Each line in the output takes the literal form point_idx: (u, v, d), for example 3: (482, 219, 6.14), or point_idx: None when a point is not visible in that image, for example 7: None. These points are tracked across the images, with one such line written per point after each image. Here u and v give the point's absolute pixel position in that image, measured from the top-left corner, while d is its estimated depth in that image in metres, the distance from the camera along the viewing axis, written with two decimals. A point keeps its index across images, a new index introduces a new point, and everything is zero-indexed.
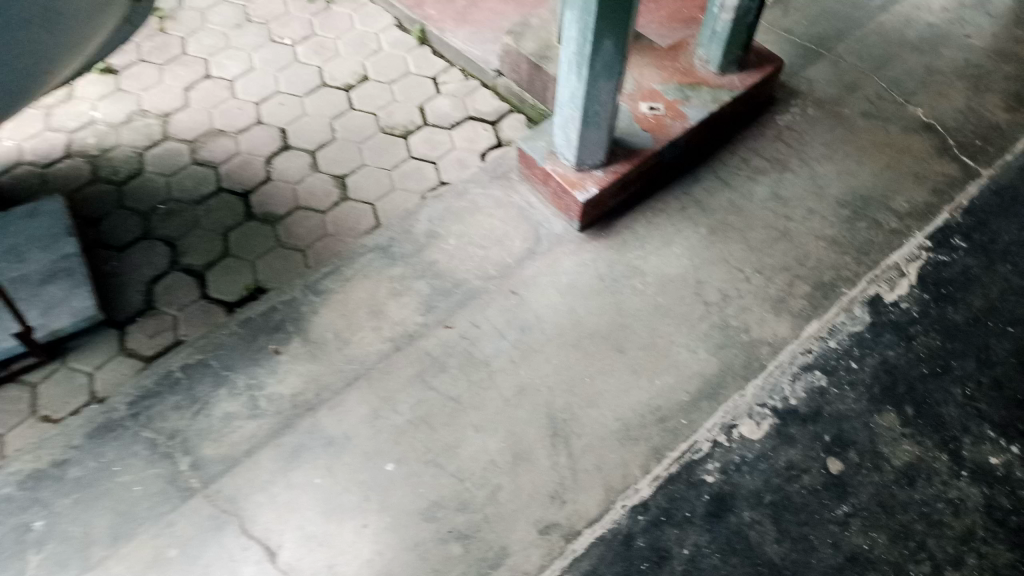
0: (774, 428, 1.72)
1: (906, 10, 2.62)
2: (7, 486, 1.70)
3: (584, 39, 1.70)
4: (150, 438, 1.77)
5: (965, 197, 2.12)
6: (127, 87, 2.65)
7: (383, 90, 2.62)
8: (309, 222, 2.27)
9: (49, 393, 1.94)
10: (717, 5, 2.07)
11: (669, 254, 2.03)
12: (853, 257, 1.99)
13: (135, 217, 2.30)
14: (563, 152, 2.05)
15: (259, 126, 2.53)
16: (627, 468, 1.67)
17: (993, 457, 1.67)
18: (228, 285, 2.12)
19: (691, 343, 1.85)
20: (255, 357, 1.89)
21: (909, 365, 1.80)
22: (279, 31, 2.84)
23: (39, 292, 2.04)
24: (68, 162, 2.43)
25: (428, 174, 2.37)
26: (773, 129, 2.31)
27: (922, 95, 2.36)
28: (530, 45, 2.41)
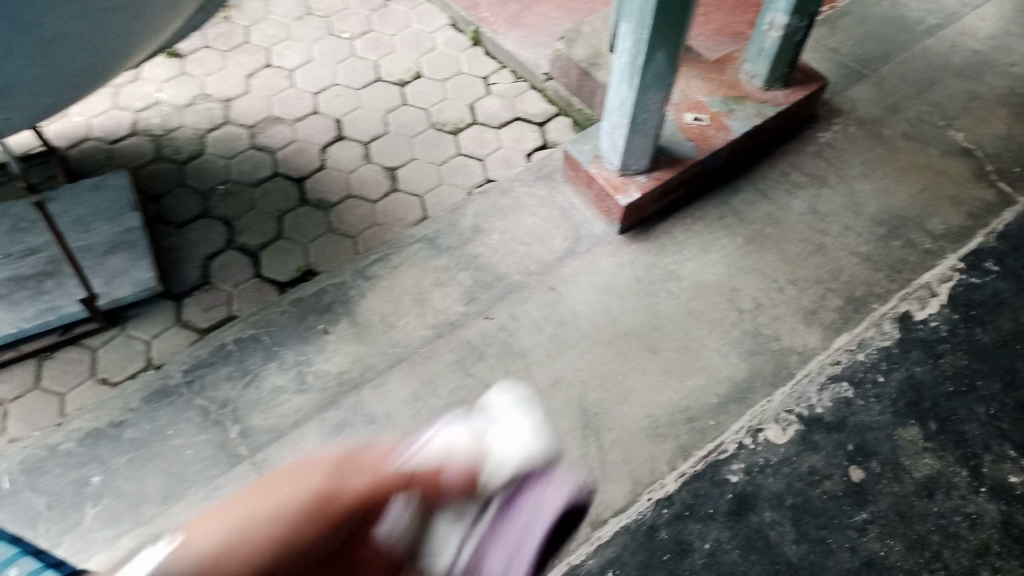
0: (799, 435, 1.77)
1: (952, 35, 2.66)
2: (68, 442, 1.81)
3: (638, 50, 1.78)
4: (203, 406, 1.87)
5: (1000, 222, 2.15)
6: (191, 71, 2.78)
7: (435, 87, 2.71)
8: (360, 210, 2.36)
9: (108, 358, 2.04)
10: (767, 23, 2.14)
11: (706, 261, 2.10)
12: (885, 274, 2.05)
13: (195, 196, 2.41)
14: (609, 157, 2.12)
15: (316, 116, 2.63)
16: (654, 463, 1.74)
17: (1013, 476, 1.71)
18: (281, 266, 2.22)
19: (722, 348, 1.92)
20: (304, 335, 1.99)
21: (935, 382, 1.85)
22: (339, 25, 2.94)
23: (103, 262, 2.14)
24: (133, 140, 2.56)
25: (475, 170, 2.46)
26: (814, 145, 2.37)
27: (963, 120, 2.40)
28: (581, 52, 2.49)
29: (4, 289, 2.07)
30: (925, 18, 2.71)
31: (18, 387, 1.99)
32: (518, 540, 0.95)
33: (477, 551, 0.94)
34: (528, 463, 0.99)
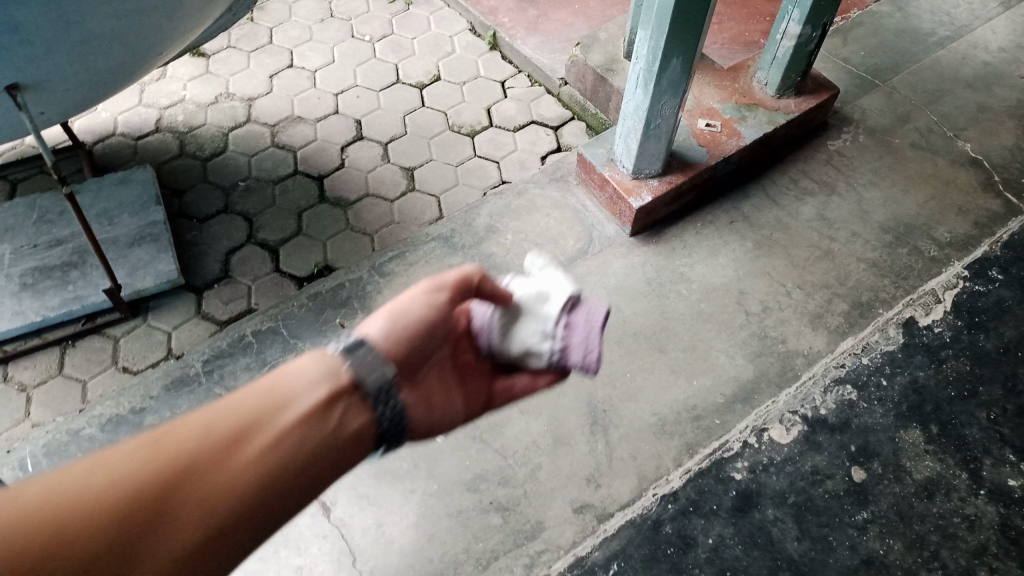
0: (803, 435, 1.81)
1: (963, 48, 2.69)
2: (90, 427, 1.86)
3: (654, 57, 1.83)
4: (221, 394, 1.91)
5: (1006, 232, 2.19)
6: (216, 70, 2.84)
7: (453, 90, 2.77)
8: (377, 209, 2.42)
9: (130, 347, 2.09)
10: (780, 32, 2.18)
11: (715, 264, 2.14)
12: (891, 280, 2.08)
13: (217, 192, 2.47)
14: (622, 161, 2.17)
15: (336, 116, 2.69)
16: (660, 459, 1.78)
17: (1012, 479, 1.75)
18: (300, 261, 2.28)
19: (729, 349, 1.96)
20: (322, 329, 2.04)
21: (937, 387, 1.89)
22: (360, 28, 3.01)
23: (127, 254, 2.20)
24: (158, 136, 2.62)
25: (490, 172, 2.51)
26: (824, 153, 2.41)
27: (972, 131, 2.44)
28: (597, 57, 2.54)
29: (31, 279, 2.13)
30: (936, 30, 2.75)
31: (41, 373, 2.05)
32: (585, 331, 1.32)
33: (561, 348, 1.31)
34: (572, 289, 1.33)
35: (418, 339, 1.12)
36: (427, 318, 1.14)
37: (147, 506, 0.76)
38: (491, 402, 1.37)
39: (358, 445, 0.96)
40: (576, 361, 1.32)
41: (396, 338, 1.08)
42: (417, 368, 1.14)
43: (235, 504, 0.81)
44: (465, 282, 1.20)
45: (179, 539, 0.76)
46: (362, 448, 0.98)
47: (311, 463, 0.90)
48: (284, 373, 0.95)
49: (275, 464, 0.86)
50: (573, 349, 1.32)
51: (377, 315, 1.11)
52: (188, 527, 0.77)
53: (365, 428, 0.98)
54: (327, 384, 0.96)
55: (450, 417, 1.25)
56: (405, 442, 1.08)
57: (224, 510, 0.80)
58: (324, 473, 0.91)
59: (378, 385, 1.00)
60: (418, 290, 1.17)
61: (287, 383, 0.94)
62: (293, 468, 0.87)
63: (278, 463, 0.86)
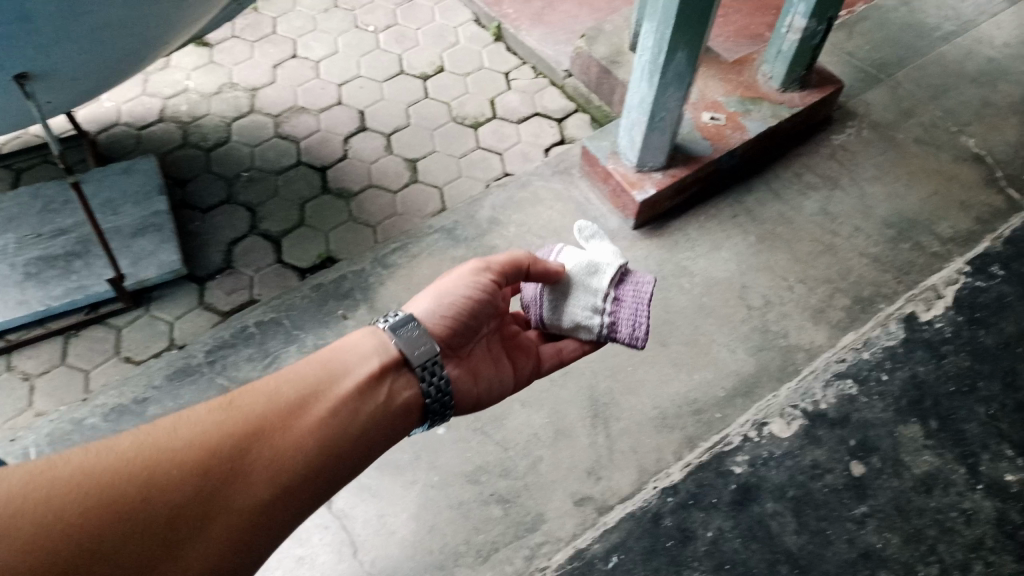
0: (803, 429, 1.82)
1: (968, 42, 2.68)
2: (94, 416, 1.86)
3: (660, 49, 1.83)
4: (224, 385, 1.92)
5: (1008, 227, 2.19)
6: (219, 60, 2.84)
7: (457, 81, 2.77)
8: (380, 200, 2.42)
9: (133, 337, 2.10)
10: (785, 25, 2.18)
11: (717, 258, 2.14)
12: (893, 275, 2.09)
13: (221, 182, 2.48)
14: (626, 154, 2.16)
15: (340, 106, 2.69)
16: (661, 453, 1.79)
17: (1010, 475, 1.75)
18: (303, 252, 2.29)
19: (731, 343, 1.97)
20: (324, 320, 2.05)
21: (937, 382, 1.89)
22: (364, 18, 3.00)
23: (130, 244, 2.21)
24: (162, 126, 2.63)
25: (493, 164, 2.51)
26: (828, 147, 2.41)
27: (976, 126, 2.44)
28: (601, 50, 2.53)
29: (35, 268, 2.14)
30: (942, 24, 2.74)
31: (46, 362, 2.06)
32: (633, 303, 1.54)
33: (610, 322, 1.53)
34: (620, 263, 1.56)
35: (463, 313, 1.37)
36: (471, 299, 1.38)
37: (233, 458, 1.03)
38: (542, 364, 1.59)
39: (401, 413, 1.23)
40: (624, 336, 1.53)
41: (441, 315, 1.36)
42: (463, 345, 1.42)
43: (306, 457, 1.09)
44: (514, 265, 1.44)
45: (261, 479, 1.04)
46: (407, 415, 1.24)
47: (360, 427, 1.17)
48: (346, 349, 1.25)
49: (332, 426, 1.14)
50: (621, 324, 1.52)
51: (430, 292, 1.39)
52: (267, 473, 1.05)
53: (412, 401, 1.25)
54: (376, 362, 1.23)
55: (500, 381, 1.49)
56: (449, 415, 1.34)
57: (293, 460, 1.08)
58: (371, 436, 1.19)
59: (423, 358, 1.25)
60: (467, 269, 1.41)
61: (346, 360, 1.22)
62: (345, 430, 1.15)
63: (329, 427, 1.13)
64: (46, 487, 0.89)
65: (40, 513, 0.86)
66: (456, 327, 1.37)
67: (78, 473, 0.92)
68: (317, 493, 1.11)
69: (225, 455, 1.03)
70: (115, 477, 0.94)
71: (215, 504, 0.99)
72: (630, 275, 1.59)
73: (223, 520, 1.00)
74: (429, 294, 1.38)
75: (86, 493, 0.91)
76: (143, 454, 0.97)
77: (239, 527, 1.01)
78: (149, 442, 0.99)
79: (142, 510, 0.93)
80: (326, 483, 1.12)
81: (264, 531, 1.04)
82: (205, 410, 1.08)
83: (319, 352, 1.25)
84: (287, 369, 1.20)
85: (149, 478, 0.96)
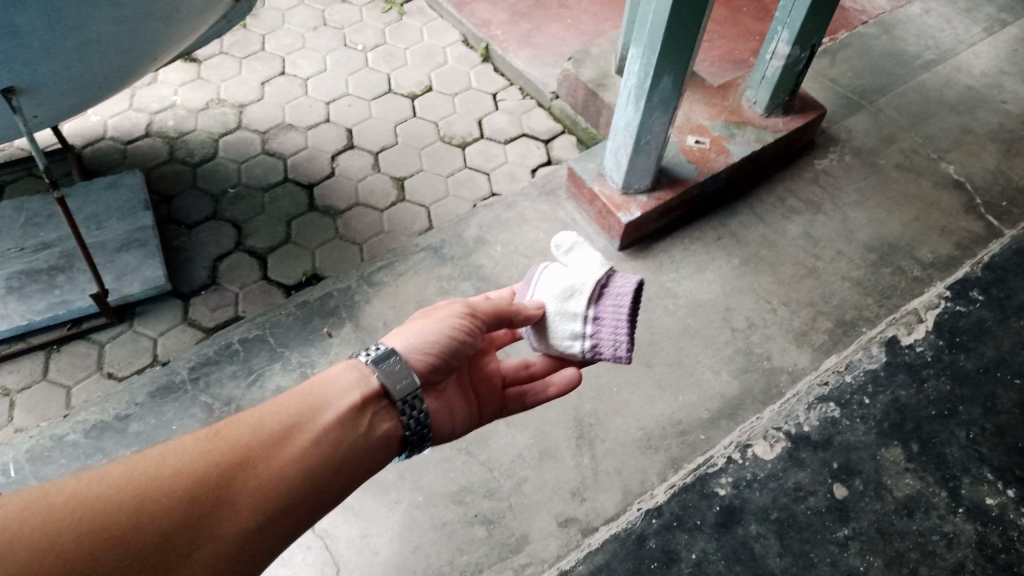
0: (786, 451, 1.83)
1: (948, 71, 2.74)
2: (74, 433, 1.84)
3: (646, 74, 1.85)
4: (208, 403, 1.91)
5: (987, 253, 2.22)
6: (207, 76, 2.84)
7: (444, 101, 2.78)
8: (367, 218, 2.43)
9: (115, 353, 2.09)
10: (769, 52, 2.21)
11: (702, 280, 2.16)
12: (875, 299, 2.11)
13: (206, 198, 2.47)
14: (612, 176, 2.18)
15: (327, 124, 2.70)
16: (645, 474, 1.79)
17: (990, 498, 1.77)
18: (288, 269, 2.28)
19: (715, 365, 1.98)
20: (309, 338, 2.04)
21: (918, 405, 1.91)
22: (353, 37, 3.02)
23: (114, 259, 2.19)
24: (148, 141, 2.62)
25: (480, 183, 2.52)
26: (811, 172, 2.44)
27: (955, 153, 2.48)
28: (588, 72, 2.56)
29: (17, 282, 2.12)
30: (921, 53, 2.79)
31: (26, 377, 2.04)
32: (613, 320, 1.48)
33: (593, 345, 1.49)
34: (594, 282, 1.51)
35: (448, 356, 1.36)
36: (454, 343, 1.36)
37: (218, 487, 1.02)
38: (506, 404, 1.58)
39: (381, 444, 1.21)
40: (608, 355, 1.48)
41: (424, 357, 1.33)
42: (439, 382, 1.41)
43: (289, 486, 1.08)
44: (495, 314, 1.44)
45: (246, 508, 1.03)
46: (388, 446, 1.23)
47: (344, 457, 1.15)
48: (330, 379, 1.23)
49: (316, 456, 1.12)
50: (603, 345, 1.48)
51: (411, 326, 1.36)
52: (252, 503, 1.04)
53: (392, 433, 1.23)
54: (358, 393, 1.21)
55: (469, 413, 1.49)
56: (427, 446, 1.32)
57: (277, 491, 1.06)
58: (353, 466, 1.17)
59: (405, 393, 1.23)
60: (450, 311, 1.39)
61: (330, 390, 1.21)
62: (328, 461, 1.14)
63: (313, 457, 1.12)
64: (35, 517, 0.88)
65: (30, 544, 0.86)
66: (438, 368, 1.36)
67: (68, 503, 0.91)
68: (300, 521, 1.10)
69: (211, 485, 1.01)
70: (102, 507, 0.93)
71: (199, 533, 0.98)
72: (611, 287, 1.53)
73: (208, 549, 0.99)
74: (410, 329, 1.35)
75: (77, 520, 0.90)
76: (133, 481, 0.97)
77: (223, 556, 1.00)
78: (136, 471, 0.98)
79: (130, 537, 0.92)
80: (309, 513, 1.11)
81: (247, 561, 1.03)
82: (190, 440, 1.06)
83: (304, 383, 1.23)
84: (273, 400, 1.18)
85: (136, 508, 0.94)
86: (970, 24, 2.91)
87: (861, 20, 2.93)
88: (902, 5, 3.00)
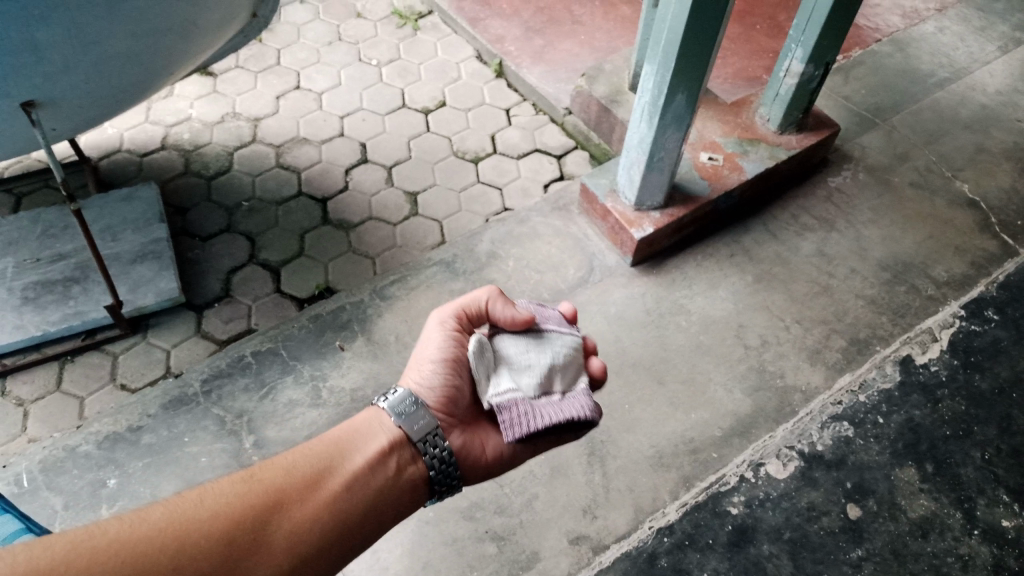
0: (799, 470, 1.82)
1: (962, 89, 2.73)
2: (87, 444, 1.85)
3: (659, 91, 1.86)
4: (219, 415, 1.91)
5: (1002, 272, 2.21)
6: (223, 90, 2.87)
7: (458, 116, 2.80)
8: (380, 232, 2.44)
9: (128, 364, 2.10)
10: (783, 69, 2.22)
11: (715, 297, 2.16)
12: (889, 318, 2.10)
13: (221, 211, 2.49)
14: (624, 192, 2.18)
15: (341, 139, 2.71)
16: (657, 492, 1.78)
17: (1006, 520, 1.75)
18: (301, 283, 2.29)
19: (728, 383, 1.97)
20: (322, 351, 2.04)
21: (933, 426, 1.90)
22: (367, 52, 3.04)
23: (129, 271, 2.20)
24: (163, 153, 2.64)
25: (493, 199, 2.53)
26: (824, 189, 2.43)
27: (969, 172, 2.47)
28: (602, 89, 2.57)
29: (33, 292, 2.13)
30: (935, 71, 2.79)
31: (39, 388, 2.05)
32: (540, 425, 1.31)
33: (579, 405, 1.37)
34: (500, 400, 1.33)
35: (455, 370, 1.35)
36: (451, 356, 1.36)
37: (254, 531, 1.02)
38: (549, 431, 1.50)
39: (408, 489, 1.22)
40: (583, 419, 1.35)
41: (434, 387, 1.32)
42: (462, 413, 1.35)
43: (321, 531, 1.08)
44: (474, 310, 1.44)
45: (281, 551, 1.03)
46: (415, 492, 1.23)
47: (373, 502, 1.16)
48: (356, 425, 1.25)
49: (346, 501, 1.13)
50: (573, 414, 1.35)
51: (413, 367, 1.37)
52: (287, 546, 1.04)
53: (417, 477, 1.23)
54: (384, 439, 1.23)
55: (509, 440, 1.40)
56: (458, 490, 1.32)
57: (310, 534, 1.07)
58: (382, 511, 1.18)
59: (424, 433, 1.23)
60: (432, 330, 1.41)
61: (358, 437, 1.23)
62: (358, 505, 1.14)
63: (343, 502, 1.13)
64: (80, 557, 0.87)
65: None
66: (451, 391, 1.33)
67: (111, 545, 0.90)
68: (330, 568, 1.10)
69: (248, 528, 1.02)
70: (145, 548, 0.92)
71: None
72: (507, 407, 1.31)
73: None
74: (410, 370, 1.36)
75: (121, 561, 0.89)
76: (173, 524, 0.96)
77: None
78: (177, 511, 0.98)
79: None
80: (339, 558, 1.11)
81: None
82: (226, 483, 1.07)
83: (329, 431, 1.25)
84: (301, 446, 1.19)
85: (179, 548, 0.94)
86: (985, 43, 2.91)
87: (875, 38, 2.94)
88: (915, 24, 3.00)
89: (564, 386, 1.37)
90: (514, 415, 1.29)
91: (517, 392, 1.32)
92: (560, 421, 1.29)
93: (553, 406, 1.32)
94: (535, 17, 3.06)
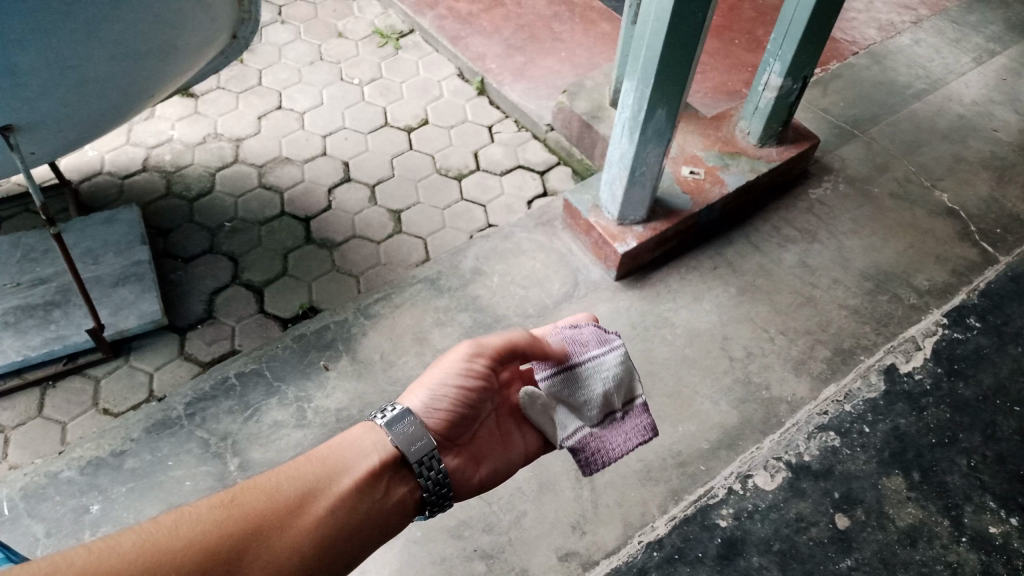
0: (787, 481, 1.82)
1: (938, 100, 2.77)
2: (69, 469, 1.82)
3: (640, 106, 1.87)
4: (204, 438, 1.89)
5: (983, 280, 2.23)
6: (204, 111, 2.87)
7: (441, 134, 2.80)
8: (364, 250, 2.43)
9: (110, 389, 2.07)
10: (761, 83, 2.24)
11: (699, 309, 2.16)
12: (872, 327, 2.11)
13: (203, 232, 2.47)
14: (607, 207, 2.19)
15: (324, 158, 2.71)
16: (646, 506, 1.78)
17: (993, 527, 1.76)
18: (285, 303, 2.28)
19: (713, 395, 1.97)
20: (307, 371, 2.03)
21: (918, 434, 1.90)
22: (349, 71, 3.04)
23: (111, 294, 2.18)
24: (145, 175, 2.63)
25: (477, 215, 2.53)
26: (806, 201, 2.45)
27: (948, 181, 2.50)
28: (583, 105, 2.58)
29: (13, 317, 2.11)
30: (912, 83, 2.83)
31: (20, 414, 2.02)
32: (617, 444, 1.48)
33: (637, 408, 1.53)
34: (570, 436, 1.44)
35: (462, 399, 1.36)
36: (461, 387, 1.36)
37: (231, 560, 0.99)
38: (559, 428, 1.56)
39: (397, 511, 1.22)
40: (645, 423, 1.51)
41: (435, 412, 1.33)
42: (460, 434, 1.38)
43: (302, 557, 1.07)
44: (508, 347, 1.38)
45: None
46: (402, 515, 1.23)
47: (357, 526, 1.16)
48: (348, 445, 1.24)
49: (330, 525, 1.12)
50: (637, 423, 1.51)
51: (424, 382, 1.37)
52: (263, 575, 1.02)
53: (405, 498, 1.24)
54: (375, 459, 1.23)
55: (507, 460, 1.44)
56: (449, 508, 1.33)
57: (290, 561, 1.05)
58: (366, 534, 1.17)
59: (421, 454, 1.24)
60: (461, 352, 1.38)
61: (347, 457, 1.22)
62: (343, 529, 1.14)
63: (327, 527, 1.12)
64: None
65: None
66: (455, 417, 1.35)
67: None
68: None
69: (224, 557, 0.99)
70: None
71: None
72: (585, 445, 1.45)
73: None
74: (414, 384, 1.38)
75: None
76: (146, 554, 0.93)
77: None
78: (149, 540, 0.95)
79: None
80: None
81: None
82: (205, 506, 1.04)
83: (319, 447, 1.24)
84: (288, 464, 1.18)
85: None
86: (960, 54, 2.94)
87: (852, 51, 2.97)
88: (891, 36, 3.04)
89: (623, 401, 1.51)
90: (588, 454, 1.44)
91: (583, 429, 1.45)
92: (626, 452, 1.47)
93: (618, 431, 1.49)
94: (515, 35, 3.08)
